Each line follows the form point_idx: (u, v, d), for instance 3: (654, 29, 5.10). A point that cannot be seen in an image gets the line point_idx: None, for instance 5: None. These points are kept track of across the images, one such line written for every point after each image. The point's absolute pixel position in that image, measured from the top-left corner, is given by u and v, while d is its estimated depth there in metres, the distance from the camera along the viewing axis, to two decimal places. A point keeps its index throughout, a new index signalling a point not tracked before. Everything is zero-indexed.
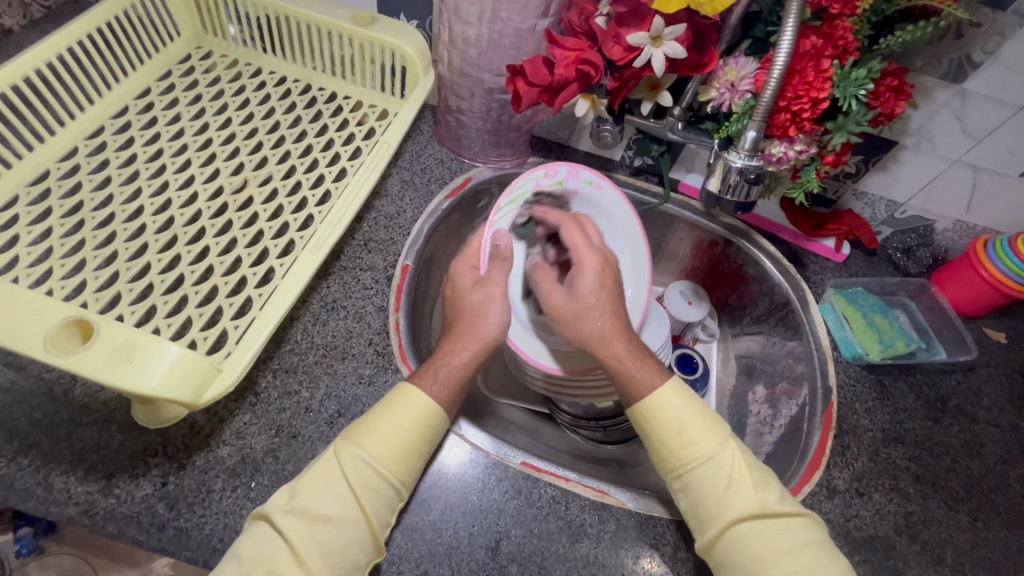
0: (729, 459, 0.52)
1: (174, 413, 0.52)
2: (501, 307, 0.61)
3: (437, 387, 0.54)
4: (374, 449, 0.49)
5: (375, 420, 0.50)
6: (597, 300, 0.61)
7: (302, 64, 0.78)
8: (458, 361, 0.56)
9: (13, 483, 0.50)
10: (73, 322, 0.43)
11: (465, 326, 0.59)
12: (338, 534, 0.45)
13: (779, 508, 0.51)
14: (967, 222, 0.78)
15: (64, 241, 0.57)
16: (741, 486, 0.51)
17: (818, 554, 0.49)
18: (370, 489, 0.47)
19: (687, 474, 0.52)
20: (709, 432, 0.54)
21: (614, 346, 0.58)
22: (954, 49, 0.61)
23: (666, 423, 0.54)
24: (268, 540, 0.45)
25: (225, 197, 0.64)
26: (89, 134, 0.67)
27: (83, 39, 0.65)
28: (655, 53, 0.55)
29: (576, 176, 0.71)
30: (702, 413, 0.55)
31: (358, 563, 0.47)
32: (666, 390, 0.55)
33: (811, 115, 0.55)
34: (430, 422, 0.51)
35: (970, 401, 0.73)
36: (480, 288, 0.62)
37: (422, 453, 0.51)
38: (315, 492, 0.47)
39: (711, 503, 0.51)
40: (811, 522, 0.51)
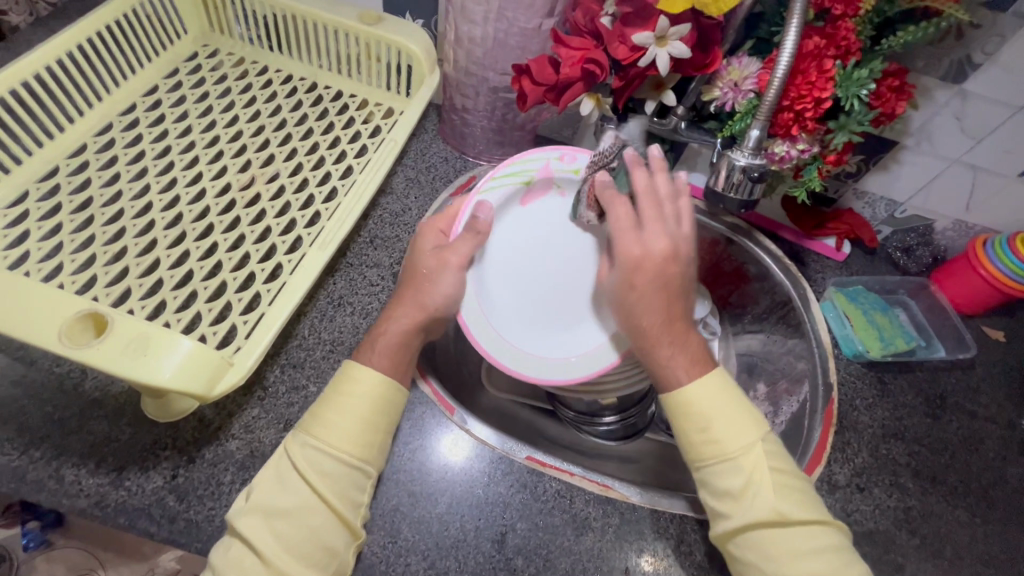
0: (753, 462, 0.52)
1: (185, 407, 0.53)
2: (455, 279, 0.59)
3: (380, 357, 0.54)
4: (323, 436, 0.49)
5: (319, 404, 0.50)
6: (640, 297, 0.57)
7: (308, 62, 0.78)
8: (395, 328, 0.56)
9: (25, 475, 0.50)
10: (87, 315, 0.43)
11: (411, 292, 0.58)
12: (300, 525, 0.46)
13: (797, 515, 0.50)
14: (966, 222, 0.79)
15: (74, 236, 0.58)
16: (762, 489, 0.51)
17: (832, 559, 0.49)
18: (325, 475, 0.48)
19: (705, 469, 0.53)
20: (735, 432, 0.53)
21: (657, 346, 0.57)
22: (954, 50, 0.62)
23: (694, 418, 0.54)
24: (235, 545, 0.46)
25: (233, 194, 0.65)
26: (98, 131, 0.68)
27: (91, 37, 0.66)
28: (660, 53, 0.56)
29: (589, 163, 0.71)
30: (734, 411, 0.54)
31: (336, 549, 0.48)
32: (702, 383, 0.55)
33: (813, 114, 0.56)
34: (380, 395, 0.51)
35: (969, 398, 0.74)
36: (436, 254, 0.60)
37: (378, 429, 0.51)
38: (270, 489, 0.47)
39: (727, 501, 0.51)
40: (829, 528, 0.51)
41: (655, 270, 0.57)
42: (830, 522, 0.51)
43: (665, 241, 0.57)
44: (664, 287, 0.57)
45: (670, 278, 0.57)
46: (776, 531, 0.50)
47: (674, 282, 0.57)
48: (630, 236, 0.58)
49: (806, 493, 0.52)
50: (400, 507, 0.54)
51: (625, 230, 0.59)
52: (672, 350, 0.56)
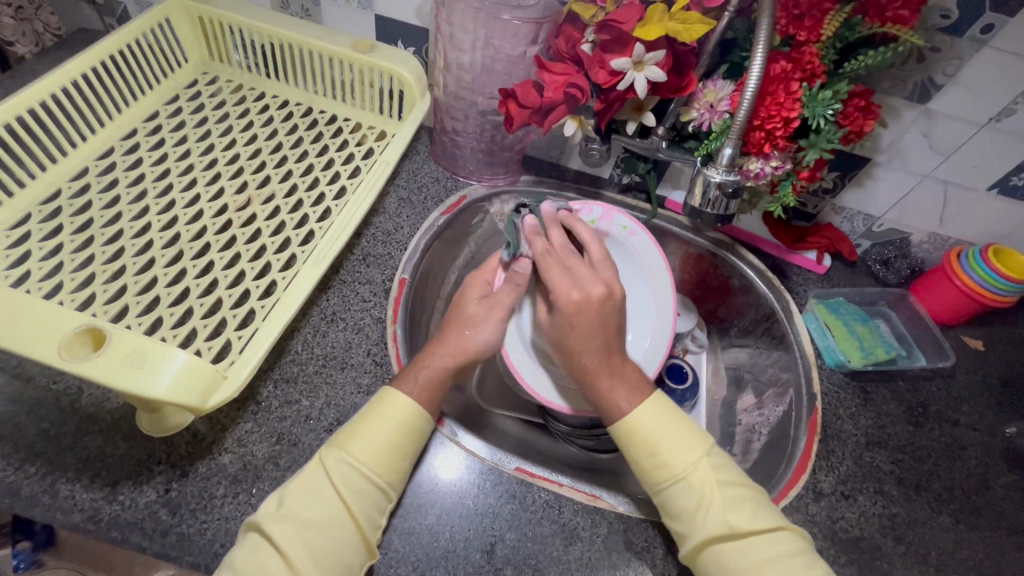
0: (701, 479, 0.53)
1: (177, 422, 0.54)
2: (495, 325, 0.64)
3: (418, 389, 0.56)
4: (357, 453, 0.50)
5: (359, 425, 0.52)
6: (580, 334, 0.60)
7: (304, 88, 0.82)
8: (436, 364, 0.59)
9: (20, 490, 0.51)
10: (86, 329, 0.44)
11: (454, 334, 0.62)
12: (328, 537, 0.46)
13: (748, 527, 0.51)
14: (941, 235, 0.82)
15: (74, 256, 0.59)
16: (711, 505, 0.52)
17: (791, 566, 0.50)
18: (356, 491, 0.49)
19: (660, 493, 0.55)
20: (682, 451, 0.55)
21: (598, 380, 0.60)
22: (917, 72, 0.65)
23: (643, 444, 0.56)
24: (261, 548, 0.46)
25: (230, 214, 0.67)
26: (99, 155, 0.70)
27: (97, 66, 0.69)
28: (638, 77, 0.59)
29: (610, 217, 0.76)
30: (677, 433, 0.56)
31: (352, 565, 0.48)
32: (643, 408, 0.57)
33: (783, 133, 0.59)
34: (411, 422, 0.53)
35: (950, 406, 0.75)
36: (483, 302, 0.65)
37: (406, 455, 0.52)
38: (302, 500, 0.48)
39: (682, 521, 0.53)
40: (786, 533, 0.52)
41: (593, 315, 0.60)
42: (785, 527, 0.52)
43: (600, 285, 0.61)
44: (602, 333, 0.60)
45: (606, 326, 0.61)
46: (734, 547, 0.51)
47: (609, 328, 0.61)
48: (555, 276, 0.62)
49: (759, 504, 0.53)
50: (392, 519, 0.55)
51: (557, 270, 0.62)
52: (612, 381, 0.60)
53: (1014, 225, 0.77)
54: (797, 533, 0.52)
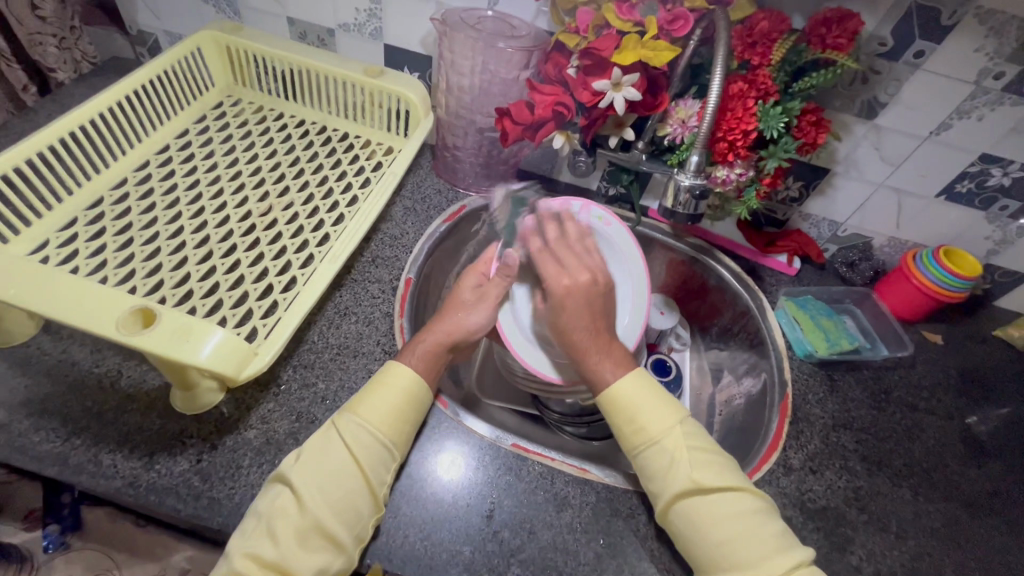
0: (674, 443, 0.60)
1: (210, 400, 0.60)
2: (479, 317, 0.70)
3: (417, 360, 0.63)
4: (366, 414, 0.57)
5: (365, 392, 0.59)
6: (570, 314, 0.68)
7: (319, 109, 0.90)
8: (430, 340, 0.66)
9: (68, 459, 0.57)
10: (137, 310, 0.52)
11: (450, 314, 0.70)
12: (338, 486, 0.52)
13: (713, 484, 0.57)
14: (899, 238, 0.90)
15: (117, 254, 0.66)
16: (681, 465, 0.58)
17: (749, 518, 0.56)
18: (365, 447, 0.55)
19: (639, 456, 0.61)
20: (658, 419, 0.61)
21: (586, 354, 0.66)
22: (863, 92, 0.74)
23: (621, 411, 0.62)
24: (282, 495, 0.52)
25: (254, 219, 0.74)
26: (136, 168, 0.78)
27: (137, 89, 0.77)
28: (616, 96, 0.67)
29: (587, 211, 0.81)
30: (653, 403, 0.62)
31: (361, 514, 0.53)
32: (629, 379, 0.64)
33: (743, 144, 0.67)
34: (415, 390, 0.60)
35: (911, 393, 0.82)
36: (477, 291, 0.73)
37: (410, 419, 0.59)
38: (315, 456, 0.54)
39: (655, 479, 0.59)
40: (746, 492, 0.58)
41: (585, 297, 0.68)
42: (745, 488, 0.58)
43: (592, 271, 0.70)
44: (590, 314, 0.68)
45: (594, 309, 0.68)
46: (701, 501, 0.57)
47: (593, 309, 0.68)
48: (551, 266, 0.71)
49: (722, 466, 0.59)
50: (401, 487, 0.61)
51: (550, 261, 0.72)
52: (598, 356, 0.66)
53: (961, 229, 0.86)
54: (757, 494, 0.58)
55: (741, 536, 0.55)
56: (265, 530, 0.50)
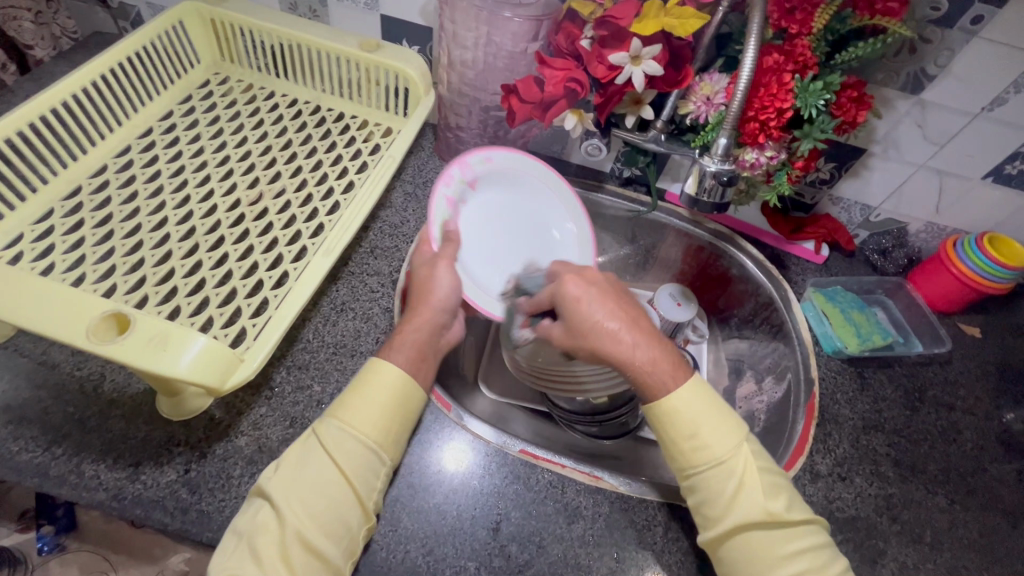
0: (741, 465, 0.54)
1: (197, 405, 0.57)
2: (448, 275, 0.63)
3: (403, 355, 0.57)
4: (348, 419, 0.52)
5: (350, 393, 0.54)
6: (591, 304, 0.60)
7: (313, 87, 0.84)
8: (410, 329, 0.59)
9: (48, 469, 0.54)
10: (111, 315, 0.47)
11: (420, 300, 0.62)
12: (322, 498, 0.49)
13: (785, 514, 0.53)
14: (938, 224, 0.83)
15: (97, 249, 0.62)
16: (752, 492, 0.53)
17: (813, 556, 0.52)
18: (349, 455, 0.51)
19: (695, 475, 0.55)
20: (723, 437, 0.56)
21: (633, 353, 0.58)
22: (909, 63, 0.67)
23: (683, 428, 0.56)
24: (263, 510, 0.48)
25: (242, 208, 0.69)
26: (117, 153, 0.73)
27: (113, 68, 0.71)
28: (635, 71, 0.61)
29: (467, 165, 0.71)
30: (719, 420, 0.56)
31: (350, 525, 0.50)
32: (685, 388, 0.57)
33: (777, 123, 0.61)
34: (402, 390, 0.54)
35: (947, 391, 0.76)
36: (427, 263, 0.64)
37: (399, 421, 0.54)
38: (298, 464, 0.50)
39: (719, 506, 0.54)
40: (807, 523, 0.54)
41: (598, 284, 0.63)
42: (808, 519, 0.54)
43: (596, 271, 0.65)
44: (613, 298, 0.62)
45: (614, 296, 0.62)
46: (765, 532, 0.53)
47: (620, 301, 0.62)
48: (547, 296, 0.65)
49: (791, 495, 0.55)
50: (401, 496, 0.57)
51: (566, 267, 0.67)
52: (641, 353, 0.58)
53: (1010, 212, 0.78)
54: (820, 526, 0.55)
55: (807, 574, 0.51)
56: (245, 550, 0.47)
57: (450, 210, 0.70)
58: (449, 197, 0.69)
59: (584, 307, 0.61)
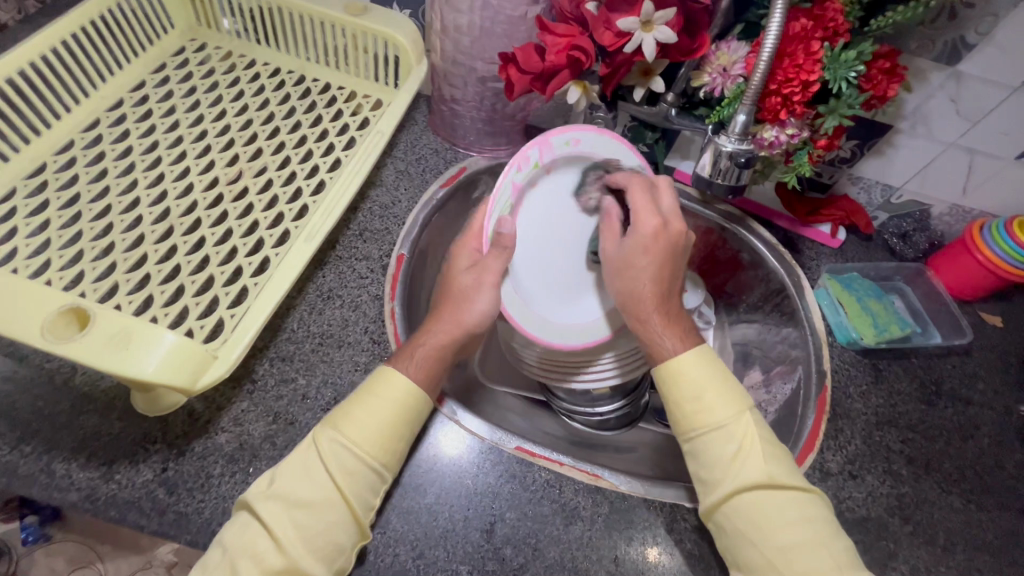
0: (742, 429, 0.53)
1: (171, 402, 0.53)
2: (490, 298, 0.59)
3: (415, 367, 0.54)
4: (351, 434, 0.49)
5: (353, 406, 0.51)
6: (639, 263, 0.58)
7: (297, 54, 0.78)
8: (431, 342, 0.56)
9: (17, 469, 0.51)
10: (70, 310, 0.43)
11: (450, 309, 0.58)
12: (318, 519, 0.46)
13: (784, 482, 0.51)
14: (964, 207, 0.78)
15: (62, 233, 0.58)
16: (750, 454, 0.51)
17: (815, 527, 0.49)
18: (349, 475, 0.48)
19: (696, 439, 0.54)
20: (727, 400, 0.54)
21: (648, 315, 0.57)
22: (948, 31, 0.61)
23: (686, 386, 0.54)
24: (251, 526, 0.46)
25: (220, 188, 0.65)
26: (85, 127, 0.68)
27: (77, 32, 0.66)
28: (646, 38, 0.55)
29: (548, 147, 0.63)
30: (722, 383, 0.55)
31: (344, 546, 0.47)
32: (691, 355, 0.55)
33: (801, 98, 0.55)
34: (411, 405, 0.52)
35: (965, 385, 0.73)
36: (473, 272, 0.60)
37: (403, 439, 0.51)
38: (293, 478, 0.48)
39: (716, 468, 0.52)
40: (810, 498, 0.51)
41: (670, 241, 0.58)
42: (813, 492, 0.52)
43: (679, 221, 0.60)
44: (664, 261, 0.58)
45: (672, 249, 0.59)
46: (765, 498, 0.50)
47: (671, 270, 0.59)
48: (638, 198, 0.62)
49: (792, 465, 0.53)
50: (390, 497, 0.55)
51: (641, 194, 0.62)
52: (660, 323, 0.57)
53: None
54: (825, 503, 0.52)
55: (811, 545, 0.48)
56: (228, 568, 0.44)
57: (514, 197, 0.63)
58: (517, 183, 0.63)
59: (649, 246, 0.58)
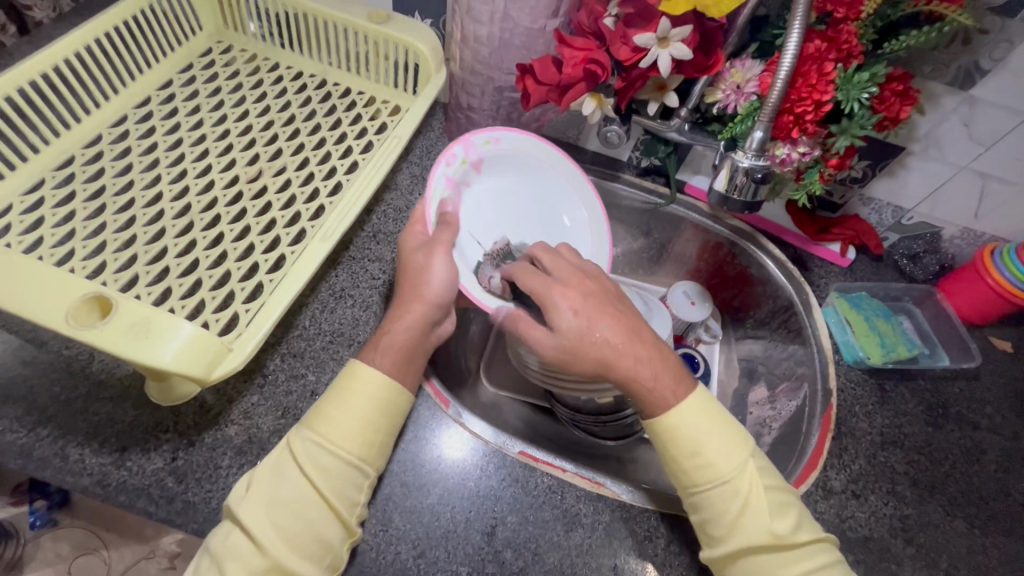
0: (747, 483, 0.52)
1: (185, 391, 0.55)
2: (446, 263, 0.57)
3: (383, 358, 0.54)
4: (326, 433, 0.49)
5: (326, 404, 0.51)
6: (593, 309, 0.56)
7: (318, 59, 0.80)
8: (400, 325, 0.56)
9: (32, 452, 0.52)
10: (93, 297, 0.45)
11: (409, 287, 0.57)
12: (300, 517, 0.47)
13: (794, 536, 0.50)
14: (975, 230, 0.78)
15: (86, 224, 0.60)
16: (757, 509, 0.51)
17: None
18: (327, 473, 0.49)
19: (698, 494, 0.52)
20: (727, 453, 0.52)
21: (634, 366, 0.54)
22: (962, 55, 0.61)
23: (685, 444, 0.53)
24: (233, 532, 0.47)
25: (241, 186, 0.66)
26: (113, 123, 0.70)
27: (111, 31, 0.68)
28: (662, 54, 0.57)
29: (471, 144, 0.66)
30: (722, 435, 0.53)
31: (331, 543, 0.48)
32: (689, 407, 0.54)
33: (813, 117, 0.56)
34: (386, 397, 0.52)
35: (972, 408, 0.72)
36: (422, 249, 0.58)
37: (381, 430, 0.52)
38: (273, 481, 0.48)
39: (722, 526, 0.51)
40: (817, 544, 0.51)
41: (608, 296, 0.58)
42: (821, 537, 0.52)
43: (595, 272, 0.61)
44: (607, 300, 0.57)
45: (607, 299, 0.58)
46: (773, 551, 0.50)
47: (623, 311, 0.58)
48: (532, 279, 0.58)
49: (799, 510, 0.53)
50: (393, 497, 0.55)
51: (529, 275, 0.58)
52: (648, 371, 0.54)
53: None
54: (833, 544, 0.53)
55: None
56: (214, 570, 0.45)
57: (450, 188, 0.64)
58: (449, 177, 0.64)
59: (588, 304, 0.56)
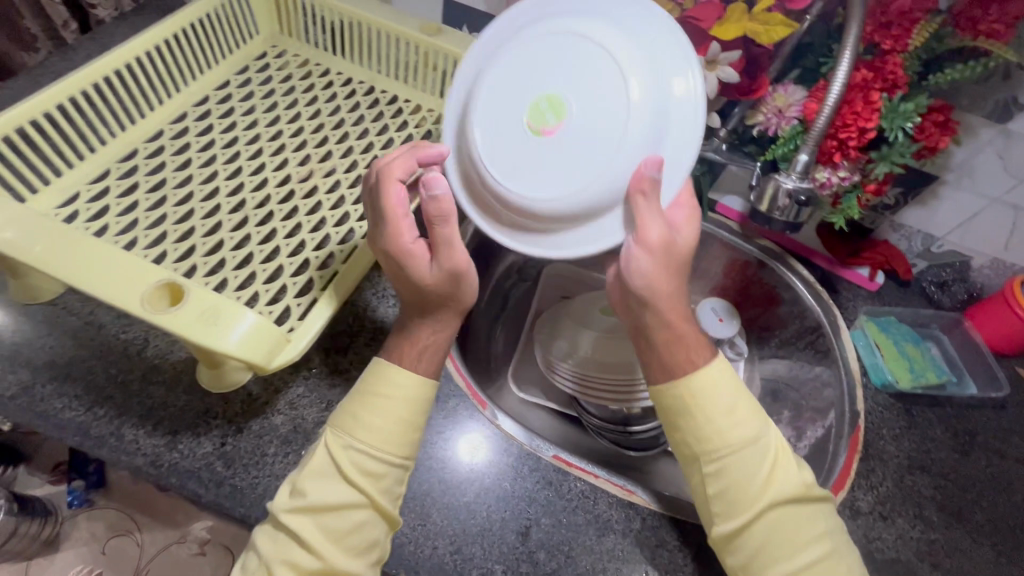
0: (773, 446, 0.52)
1: (236, 378, 0.56)
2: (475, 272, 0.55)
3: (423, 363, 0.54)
4: (364, 437, 0.50)
5: (360, 408, 0.51)
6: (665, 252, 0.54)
7: (368, 67, 0.83)
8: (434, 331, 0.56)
9: (90, 429, 0.55)
10: (165, 284, 0.47)
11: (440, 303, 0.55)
12: (345, 518, 0.48)
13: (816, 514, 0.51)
14: (1005, 260, 0.79)
15: (149, 214, 0.63)
16: (784, 477, 0.51)
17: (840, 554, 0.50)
18: (370, 474, 0.50)
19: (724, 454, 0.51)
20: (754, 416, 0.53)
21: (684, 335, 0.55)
22: (1001, 89, 0.63)
23: (719, 407, 0.52)
24: (281, 532, 0.49)
25: (293, 184, 0.69)
26: (173, 119, 0.73)
27: (178, 33, 0.72)
28: (709, 76, 0.60)
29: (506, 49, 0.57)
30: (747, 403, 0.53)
31: (377, 540, 0.50)
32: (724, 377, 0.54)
33: (857, 144, 0.58)
34: (420, 396, 0.52)
35: (1000, 438, 0.72)
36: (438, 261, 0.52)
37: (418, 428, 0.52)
38: (316, 483, 0.49)
39: (744, 487, 0.51)
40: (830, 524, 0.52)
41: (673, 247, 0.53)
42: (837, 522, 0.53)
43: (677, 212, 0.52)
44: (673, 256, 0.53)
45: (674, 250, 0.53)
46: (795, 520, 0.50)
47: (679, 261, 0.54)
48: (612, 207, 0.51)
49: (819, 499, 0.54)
50: (432, 494, 0.57)
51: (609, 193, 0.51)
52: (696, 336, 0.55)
53: None
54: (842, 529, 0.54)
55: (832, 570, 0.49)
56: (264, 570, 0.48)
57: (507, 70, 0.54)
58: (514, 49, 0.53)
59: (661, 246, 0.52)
